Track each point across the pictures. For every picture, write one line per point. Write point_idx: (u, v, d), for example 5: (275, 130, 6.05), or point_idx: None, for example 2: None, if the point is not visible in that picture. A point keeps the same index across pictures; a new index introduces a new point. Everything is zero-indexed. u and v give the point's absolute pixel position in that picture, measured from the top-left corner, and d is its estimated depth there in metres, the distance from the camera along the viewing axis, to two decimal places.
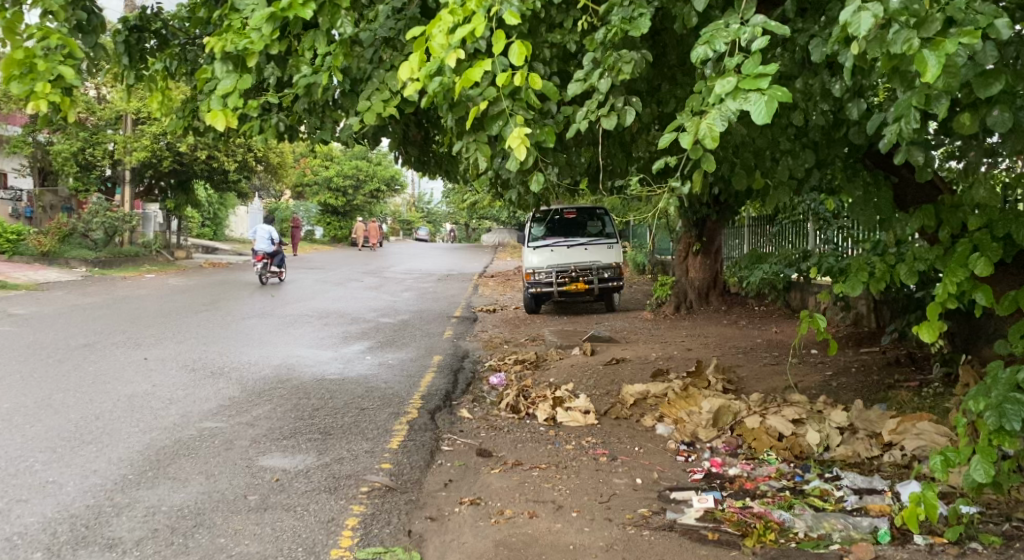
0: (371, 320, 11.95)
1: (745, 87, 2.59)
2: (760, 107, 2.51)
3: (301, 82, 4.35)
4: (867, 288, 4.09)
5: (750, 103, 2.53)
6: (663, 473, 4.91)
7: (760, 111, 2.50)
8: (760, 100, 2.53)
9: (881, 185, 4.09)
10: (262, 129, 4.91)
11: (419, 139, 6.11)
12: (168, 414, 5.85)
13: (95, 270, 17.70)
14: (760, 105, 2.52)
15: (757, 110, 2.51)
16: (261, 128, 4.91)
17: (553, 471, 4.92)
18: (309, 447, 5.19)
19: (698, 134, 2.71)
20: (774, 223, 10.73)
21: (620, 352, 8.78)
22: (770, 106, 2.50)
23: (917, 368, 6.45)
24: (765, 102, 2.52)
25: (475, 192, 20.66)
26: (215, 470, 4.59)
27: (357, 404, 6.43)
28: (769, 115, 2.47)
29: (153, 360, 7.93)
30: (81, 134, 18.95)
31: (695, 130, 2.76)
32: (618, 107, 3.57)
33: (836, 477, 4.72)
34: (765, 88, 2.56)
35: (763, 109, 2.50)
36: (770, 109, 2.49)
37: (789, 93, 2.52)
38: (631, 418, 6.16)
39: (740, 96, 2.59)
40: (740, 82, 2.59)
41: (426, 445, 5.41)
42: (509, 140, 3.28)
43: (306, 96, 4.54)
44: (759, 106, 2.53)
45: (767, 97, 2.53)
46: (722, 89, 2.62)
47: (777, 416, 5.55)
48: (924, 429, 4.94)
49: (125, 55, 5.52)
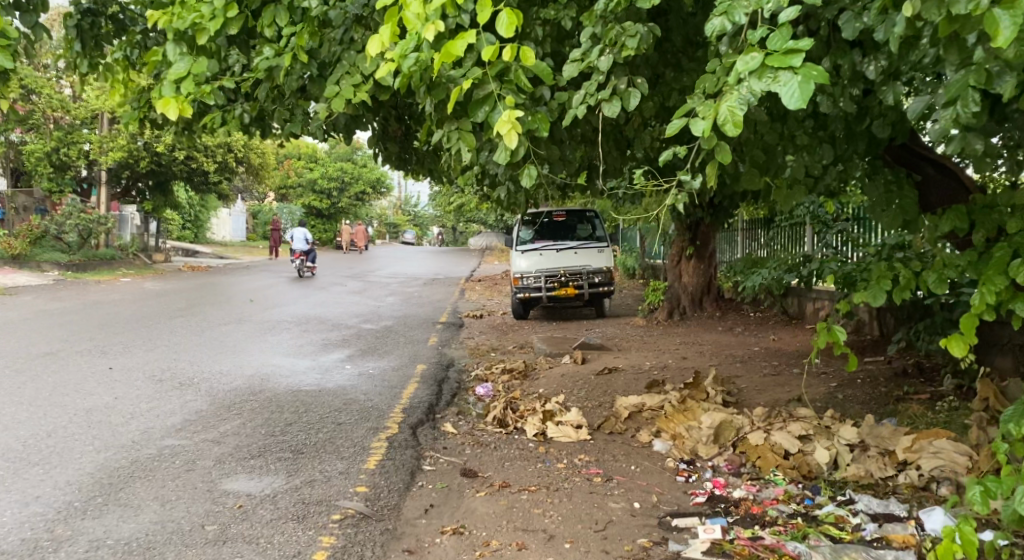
0: (353, 326, 11.53)
1: (776, 65, 2.35)
2: (794, 90, 2.28)
3: (261, 65, 4.04)
4: (890, 297, 3.78)
5: (782, 85, 2.31)
6: (663, 497, 4.53)
7: (792, 96, 2.28)
8: (793, 81, 2.30)
9: (903, 184, 3.98)
10: (224, 121, 4.67)
11: (399, 135, 5.77)
12: (128, 429, 5.43)
13: (68, 273, 17.16)
14: (793, 87, 2.28)
15: (788, 93, 2.28)
16: (223, 120, 4.66)
17: (543, 494, 4.53)
18: (278, 467, 4.77)
19: (716, 119, 2.46)
20: (769, 227, 10.44)
21: (612, 361, 8.42)
22: (805, 89, 2.27)
23: (926, 380, 6.13)
24: (799, 83, 2.29)
25: (461, 194, 20.30)
26: (172, 496, 4.18)
27: (334, 418, 6.03)
28: (804, 100, 2.24)
29: (118, 370, 7.49)
30: (55, 133, 18.44)
31: (712, 114, 2.49)
32: (620, 89, 3.27)
33: (850, 501, 4.34)
34: (798, 65, 2.32)
35: (796, 93, 2.27)
36: (804, 93, 2.26)
37: (825, 74, 2.29)
38: (627, 433, 5.80)
39: (768, 76, 2.36)
40: (768, 59, 2.35)
41: (406, 465, 5.00)
42: (498, 125, 2.90)
43: (267, 81, 4.28)
44: (791, 88, 2.30)
45: (802, 77, 2.30)
46: (747, 67, 2.39)
47: (783, 432, 5.18)
48: (942, 446, 4.58)
49: (77, 41, 5.19)
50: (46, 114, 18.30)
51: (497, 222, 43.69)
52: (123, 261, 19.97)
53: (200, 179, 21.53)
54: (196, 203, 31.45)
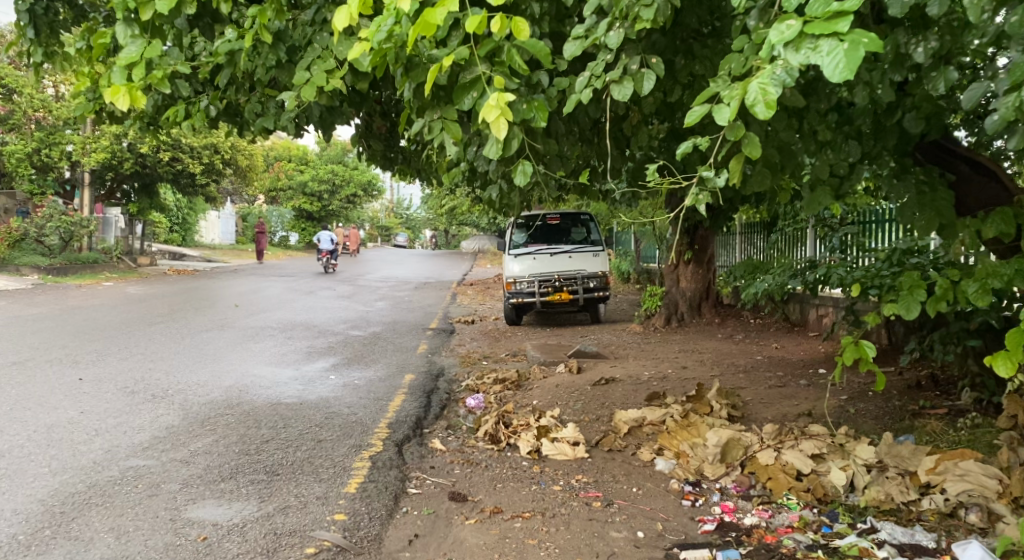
0: (339, 333, 11.16)
1: (817, 33, 2.14)
2: (838, 61, 2.08)
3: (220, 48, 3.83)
4: (925, 307, 3.54)
5: (824, 55, 2.10)
6: (667, 523, 4.19)
7: (836, 68, 2.07)
8: (837, 50, 2.09)
9: (935, 186, 3.74)
10: (189, 114, 4.46)
11: (383, 131, 5.49)
12: (89, 447, 5.06)
13: (49, 277, 16.74)
14: (836, 59, 2.08)
15: (831, 64, 2.08)
16: (188, 113, 4.46)
17: (539, 521, 4.17)
18: (251, 491, 4.40)
19: (743, 97, 2.28)
20: (770, 231, 10.12)
21: (609, 370, 8.07)
22: (851, 59, 2.06)
23: (943, 393, 5.81)
24: (843, 53, 2.09)
25: (452, 197, 19.94)
26: (129, 526, 3.83)
27: (314, 434, 5.66)
28: (849, 73, 2.05)
29: (88, 381, 7.11)
30: (36, 133, 18.02)
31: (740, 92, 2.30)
32: (632, 70, 2.99)
33: (872, 529, 4.00)
34: (844, 32, 2.11)
35: (841, 64, 2.07)
36: (849, 63, 2.06)
37: (876, 41, 2.09)
38: (626, 450, 5.43)
39: (806, 46, 2.16)
40: (806, 27, 2.15)
41: (390, 487, 4.63)
42: (484, 110, 2.57)
43: (229, 66, 4.05)
44: (834, 59, 2.10)
45: (848, 45, 2.09)
46: (783, 37, 2.18)
47: (795, 450, 4.82)
48: (969, 469, 4.22)
49: (30, 27, 4.81)
50: (27, 114, 17.87)
51: (489, 225, 43.37)
52: (107, 265, 19.54)
53: (187, 181, 21.11)
54: (184, 205, 31.00)
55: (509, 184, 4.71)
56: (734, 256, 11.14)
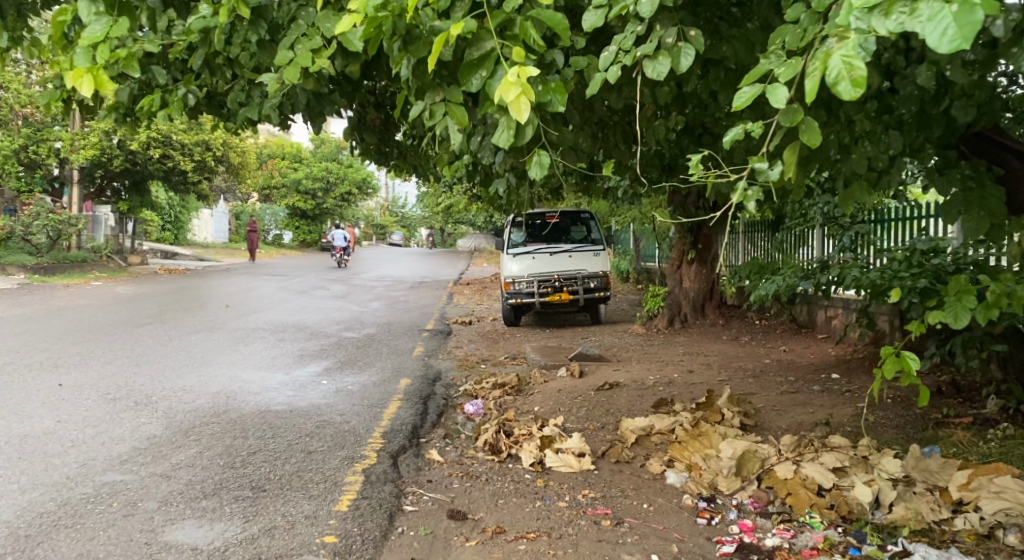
0: (333, 335, 10.86)
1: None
2: (946, 27, 1.88)
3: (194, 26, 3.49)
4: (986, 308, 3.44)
5: (927, 21, 1.91)
6: (682, 544, 3.91)
7: (945, 35, 1.88)
8: (944, 14, 1.89)
9: (983, 180, 3.61)
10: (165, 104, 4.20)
11: (377, 123, 5.23)
12: (63, 460, 4.77)
13: (35, 277, 16.42)
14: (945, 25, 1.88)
15: (938, 32, 1.88)
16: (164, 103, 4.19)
17: (544, 543, 3.89)
18: (235, 510, 4.12)
19: (824, 75, 2.10)
20: (777, 230, 9.84)
21: (612, 375, 7.78)
22: (963, 23, 1.87)
23: (965, 401, 5.53)
24: (950, 18, 1.89)
25: (448, 195, 19.64)
26: (99, 553, 3.55)
27: (303, 445, 5.36)
28: (964, 42, 1.85)
29: (68, 387, 6.81)
30: (24, 130, 17.68)
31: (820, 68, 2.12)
32: (669, 42, 2.72)
33: (905, 552, 3.72)
34: None
35: (952, 29, 1.87)
36: (963, 30, 1.86)
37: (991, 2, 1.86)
38: (634, 462, 5.14)
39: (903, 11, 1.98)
40: None
41: (384, 505, 4.33)
42: (502, 89, 2.36)
43: (204, 46, 3.77)
44: (939, 26, 1.91)
45: (958, 7, 1.88)
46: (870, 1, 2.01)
47: (814, 463, 4.54)
48: (1005, 485, 3.95)
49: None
50: (14, 110, 17.53)
51: (485, 223, 43.05)
52: (96, 263, 19.20)
53: (178, 178, 20.78)
54: (176, 204, 30.64)
55: (513, 179, 4.41)
56: (738, 256, 10.85)
